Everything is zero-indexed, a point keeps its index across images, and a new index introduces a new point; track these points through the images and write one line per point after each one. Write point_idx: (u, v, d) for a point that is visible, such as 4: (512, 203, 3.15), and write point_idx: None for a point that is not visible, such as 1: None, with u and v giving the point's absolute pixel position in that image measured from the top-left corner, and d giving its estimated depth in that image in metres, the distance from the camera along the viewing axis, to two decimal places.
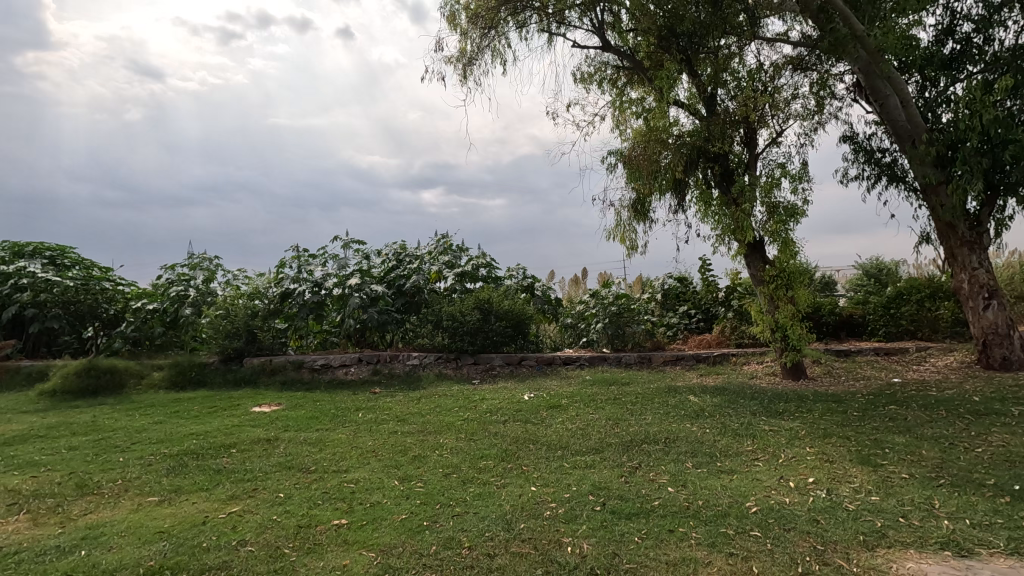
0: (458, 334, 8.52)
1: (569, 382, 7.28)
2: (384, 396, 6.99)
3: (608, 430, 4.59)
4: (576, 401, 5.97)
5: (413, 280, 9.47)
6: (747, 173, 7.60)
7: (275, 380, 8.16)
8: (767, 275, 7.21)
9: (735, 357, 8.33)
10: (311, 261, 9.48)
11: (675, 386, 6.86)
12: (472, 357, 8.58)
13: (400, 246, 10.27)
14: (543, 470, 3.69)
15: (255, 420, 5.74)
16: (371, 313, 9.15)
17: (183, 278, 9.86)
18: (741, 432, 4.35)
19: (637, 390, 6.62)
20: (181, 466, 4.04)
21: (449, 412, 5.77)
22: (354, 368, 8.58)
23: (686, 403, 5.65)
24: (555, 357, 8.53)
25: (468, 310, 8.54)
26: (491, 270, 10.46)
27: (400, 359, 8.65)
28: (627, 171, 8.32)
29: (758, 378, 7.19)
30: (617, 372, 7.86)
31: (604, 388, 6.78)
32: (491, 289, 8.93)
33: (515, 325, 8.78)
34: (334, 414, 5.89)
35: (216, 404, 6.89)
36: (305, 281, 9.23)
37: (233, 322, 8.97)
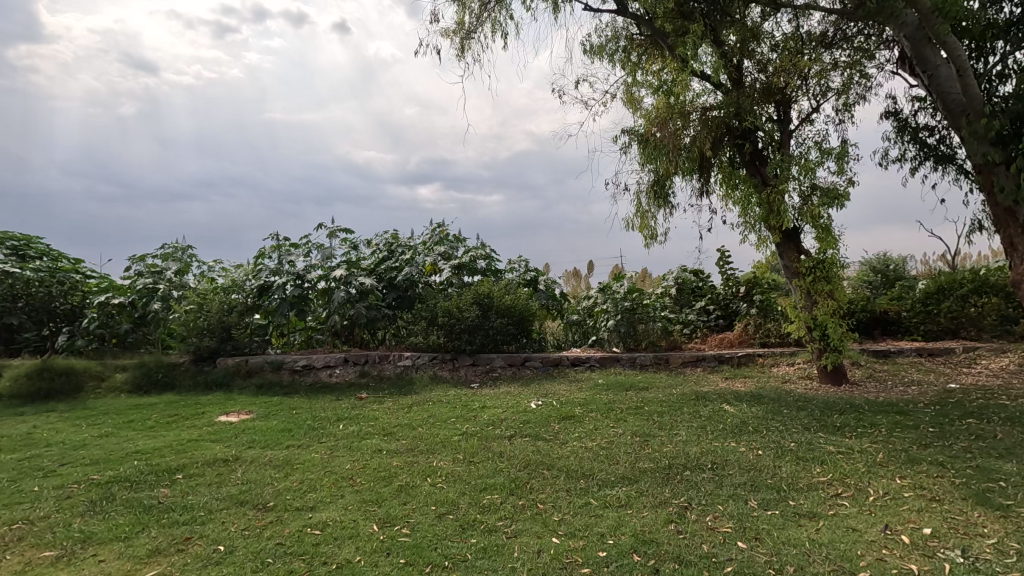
0: (455, 332, 7.67)
1: (581, 388, 6.47)
2: (372, 403, 6.17)
3: (638, 451, 3.78)
4: (591, 411, 5.17)
5: (405, 272, 8.61)
6: (780, 152, 6.76)
7: (251, 384, 7.31)
8: (803, 266, 6.39)
9: (762, 358, 7.54)
10: (293, 251, 8.59)
11: (702, 392, 6.06)
12: (471, 358, 7.76)
13: (391, 236, 9.41)
14: (564, 511, 2.87)
15: (218, 434, 4.91)
16: (359, 309, 8.30)
17: (153, 270, 8.95)
18: (803, 455, 3.53)
19: (660, 397, 5.82)
20: (103, 502, 3.20)
21: (445, 424, 4.96)
22: (340, 369, 7.75)
23: (721, 413, 4.86)
24: (563, 358, 7.72)
25: (466, 306, 7.68)
26: (491, 262, 9.64)
27: (391, 360, 7.82)
28: (643, 151, 7.48)
29: (793, 383, 6.40)
30: (632, 376, 7.05)
31: (622, 394, 5.97)
32: (492, 283, 8.09)
33: (517, 323, 7.95)
34: (311, 425, 5.07)
35: (179, 411, 6.05)
36: (286, 273, 8.35)
37: (206, 319, 8.10)
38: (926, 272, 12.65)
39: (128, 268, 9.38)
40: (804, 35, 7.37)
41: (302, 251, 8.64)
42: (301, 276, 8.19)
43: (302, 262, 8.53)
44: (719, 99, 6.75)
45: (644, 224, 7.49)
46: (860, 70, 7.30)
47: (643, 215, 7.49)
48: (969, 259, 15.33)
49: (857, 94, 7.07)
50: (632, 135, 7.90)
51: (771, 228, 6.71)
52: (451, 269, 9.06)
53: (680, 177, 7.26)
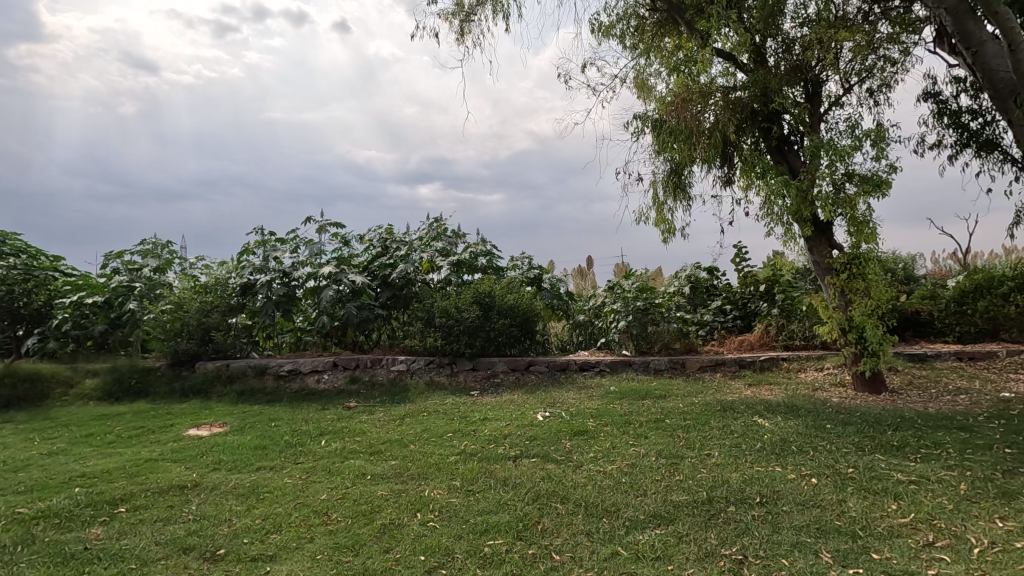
0: (453, 334, 7.07)
1: (592, 397, 5.87)
2: (361, 413, 5.57)
3: (668, 480, 3.20)
4: (607, 425, 4.58)
5: (401, 269, 8.01)
6: (810, 136, 6.14)
7: (231, 391, 6.72)
8: (837, 262, 5.78)
9: (787, 363, 6.94)
10: (279, 247, 7.95)
11: (727, 401, 5.46)
12: (470, 363, 7.15)
13: (386, 231, 8.82)
14: (586, 567, 2.28)
15: (181, 453, 4.31)
16: (349, 309, 7.69)
17: (130, 267, 8.35)
18: (870, 486, 2.94)
19: (682, 407, 5.22)
20: (17, 549, 2.62)
21: (441, 440, 4.37)
22: (328, 375, 7.14)
23: (755, 429, 4.26)
24: (571, 362, 7.12)
25: (465, 305, 7.07)
26: (492, 259, 9.06)
27: (383, 365, 7.22)
28: (658, 138, 6.88)
29: (825, 392, 5.81)
30: (648, 383, 6.45)
31: (639, 405, 5.38)
32: (493, 281, 7.49)
33: (521, 324, 7.36)
34: (289, 441, 4.48)
35: (146, 423, 5.46)
36: (271, 271, 7.74)
37: (183, 320, 7.48)
38: (937, 271, 11.73)
39: (105, 265, 8.78)
40: (833, 11, 6.77)
41: (288, 247, 8.02)
42: (288, 274, 7.58)
43: (289, 259, 7.91)
44: (744, 79, 6.14)
45: (661, 218, 6.99)
46: (894, 48, 6.71)
47: (659, 208, 6.92)
48: (982, 257, 14.79)
49: (893, 74, 6.46)
50: (645, 121, 7.29)
51: (800, 220, 6.08)
52: (450, 266, 8.47)
53: (699, 166, 6.66)
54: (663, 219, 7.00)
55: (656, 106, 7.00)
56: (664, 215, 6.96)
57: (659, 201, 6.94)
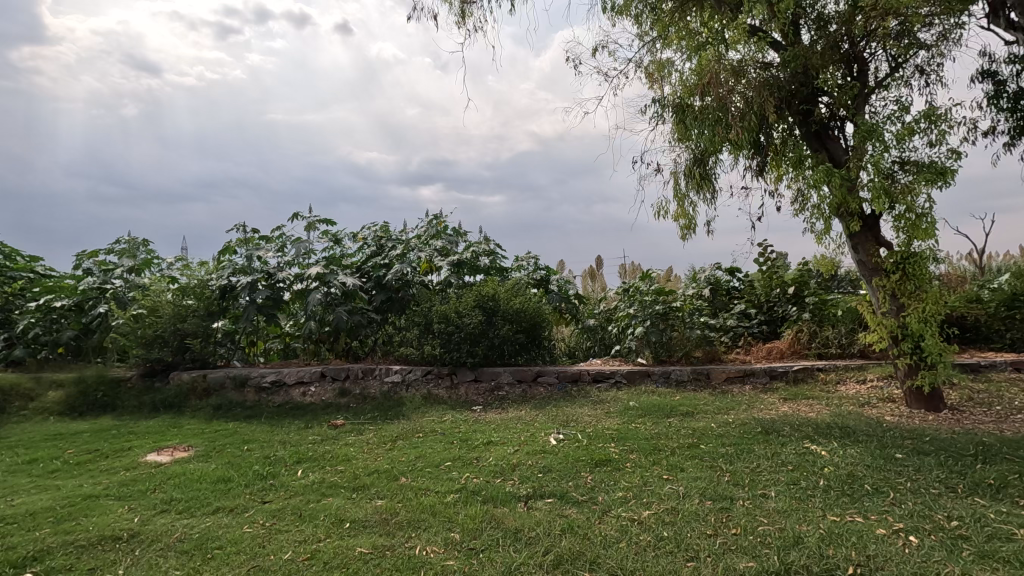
0: (454, 342, 6.39)
1: (609, 415, 5.20)
2: (349, 434, 4.91)
3: (725, 539, 2.52)
4: (632, 453, 3.92)
5: (397, 270, 7.35)
6: (854, 120, 5.45)
7: (206, 405, 6.05)
8: (888, 261, 5.10)
9: (823, 374, 6.27)
10: (263, 245, 7.27)
11: (766, 420, 4.79)
12: (472, 373, 6.47)
13: (382, 229, 8.17)
14: None
15: (131, 487, 3.64)
16: (340, 314, 7.02)
17: (103, 267, 7.69)
18: (995, 554, 2.26)
19: (716, 429, 4.54)
20: None
21: (439, 472, 3.71)
22: (315, 387, 6.47)
23: (811, 459, 3.58)
24: (584, 373, 6.44)
25: (466, 310, 6.40)
26: (496, 259, 8.41)
27: (377, 376, 6.55)
28: (681, 125, 6.21)
29: (875, 409, 5.13)
30: (671, 398, 5.77)
31: (666, 427, 4.70)
32: (497, 283, 6.83)
33: (527, 330, 6.70)
34: (260, 472, 3.81)
35: (103, 444, 4.79)
36: (255, 272, 7.06)
37: (157, 326, 6.80)
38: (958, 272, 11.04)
39: (77, 265, 8.11)
40: None
41: (274, 246, 7.34)
42: (273, 275, 6.91)
43: (274, 258, 7.23)
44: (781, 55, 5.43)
45: (683, 213, 6.32)
46: (944, 23, 6.02)
47: (681, 201, 6.24)
48: (1001, 257, 14.20)
49: (945, 52, 5.78)
50: (666, 107, 6.62)
51: (844, 214, 5.40)
52: (450, 266, 7.84)
53: (727, 154, 5.98)
54: (684, 214, 6.33)
55: (679, 89, 6.33)
56: (687, 210, 6.29)
57: (680, 194, 6.27)
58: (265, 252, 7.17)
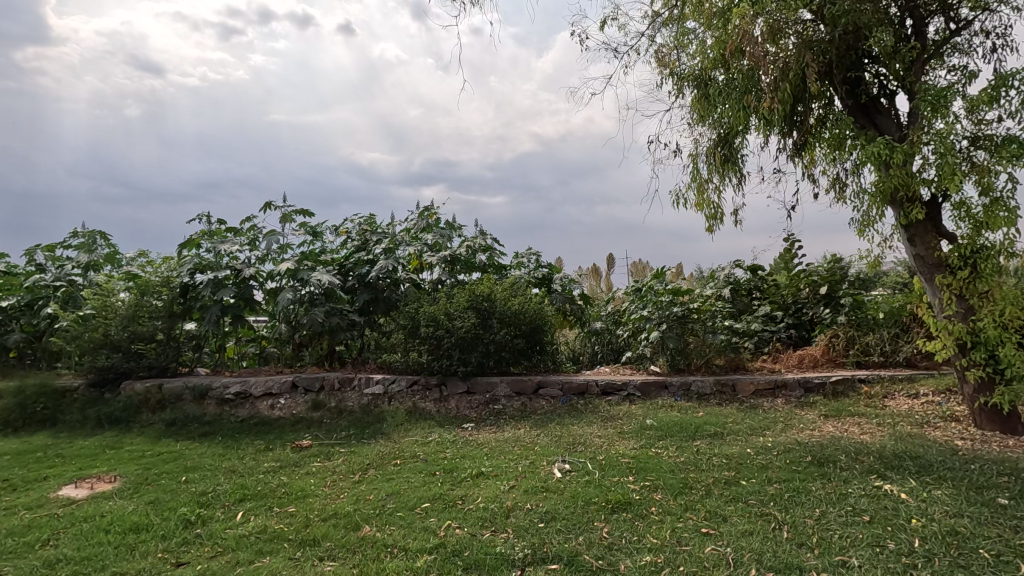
0: (443, 348, 5.61)
1: (622, 437, 4.41)
2: (314, 460, 4.12)
3: None
4: (656, 493, 3.12)
5: (381, 266, 6.58)
6: (914, 88, 4.61)
7: (158, 420, 5.28)
8: (954, 256, 4.31)
9: (866, 387, 5.48)
10: (230, 238, 6.43)
11: (813, 445, 3.99)
12: (464, 385, 5.68)
13: (366, 222, 7.40)
14: None
15: (17, 538, 2.85)
16: (316, 315, 6.23)
17: (56, 263, 6.92)
18: None
19: (754, 457, 3.74)
20: None
21: (413, 519, 2.92)
22: (286, 400, 5.69)
23: (891, 505, 2.78)
24: (591, 385, 5.65)
25: (458, 311, 5.62)
26: (493, 255, 7.65)
27: (355, 387, 5.76)
28: (705, 100, 5.43)
29: (939, 430, 4.34)
30: (693, 416, 4.97)
31: (692, 454, 3.89)
32: (493, 282, 6.05)
33: (527, 335, 5.92)
34: (188, 516, 3.02)
35: (18, 472, 4.00)
36: (221, 268, 6.24)
37: (106, 329, 5.99)
38: None
39: (29, 260, 7.33)
40: None
41: (244, 239, 6.50)
42: (241, 272, 6.08)
43: (243, 252, 6.40)
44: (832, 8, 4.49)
45: (705, 201, 5.54)
46: None
47: (702, 188, 5.45)
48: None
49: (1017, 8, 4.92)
50: (685, 81, 5.83)
51: (899, 201, 4.60)
52: (442, 262, 7.08)
53: (757, 132, 5.18)
54: (706, 203, 5.54)
55: (701, 60, 5.54)
56: (709, 199, 5.51)
57: (702, 179, 5.47)
58: (233, 245, 6.33)
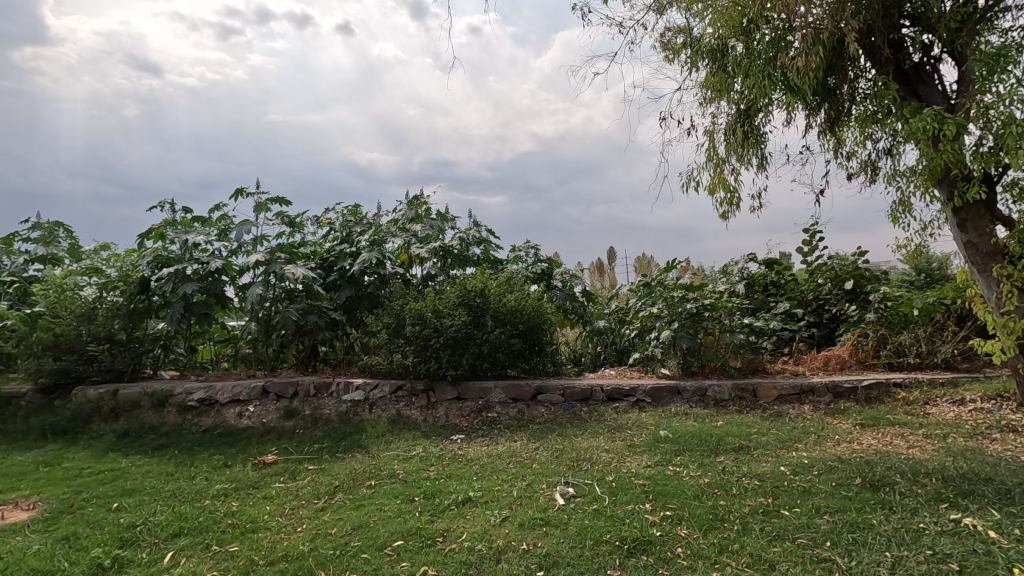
0: (431, 350, 5.04)
1: (633, 453, 3.84)
2: (276, 481, 3.54)
3: None
4: (681, 528, 2.55)
5: (364, 258, 6.00)
6: (967, 51, 4.03)
7: (110, 431, 4.69)
8: (1015, 243, 3.75)
9: (903, 392, 4.91)
10: (197, 227, 5.80)
11: (858, 462, 3.42)
12: (454, 390, 5.10)
13: (351, 212, 6.84)
14: None
15: None
16: (292, 312, 5.64)
17: (11, 256, 6.33)
18: None
19: (792, 478, 3.17)
20: None
21: (380, 565, 2.33)
22: (256, 407, 5.09)
23: (982, 549, 2.20)
24: (596, 390, 5.07)
25: (447, 309, 5.05)
26: (489, 249, 7.08)
27: (333, 393, 5.18)
28: (724, 72, 4.85)
29: (999, 444, 3.77)
30: (711, 426, 4.40)
31: (716, 474, 3.31)
32: (487, 276, 5.49)
33: (524, 334, 5.36)
34: (102, 559, 2.43)
35: None
36: (187, 260, 5.61)
37: (57, 329, 5.39)
38: None
39: None
40: None
41: (214, 228, 5.87)
42: (208, 265, 5.46)
43: (212, 243, 5.77)
44: None
45: (720, 184, 4.97)
46: None
47: (718, 168, 4.87)
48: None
49: None
50: (700, 53, 5.25)
51: (948, 181, 4.03)
52: (432, 255, 6.52)
53: (783, 106, 4.61)
54: (723, 185, 4.95)
55: (718, 27, 4.96)
56: (726, 181, 4.94)
57: (718, 159, 4.90)
58: (201, 235, 5.70)
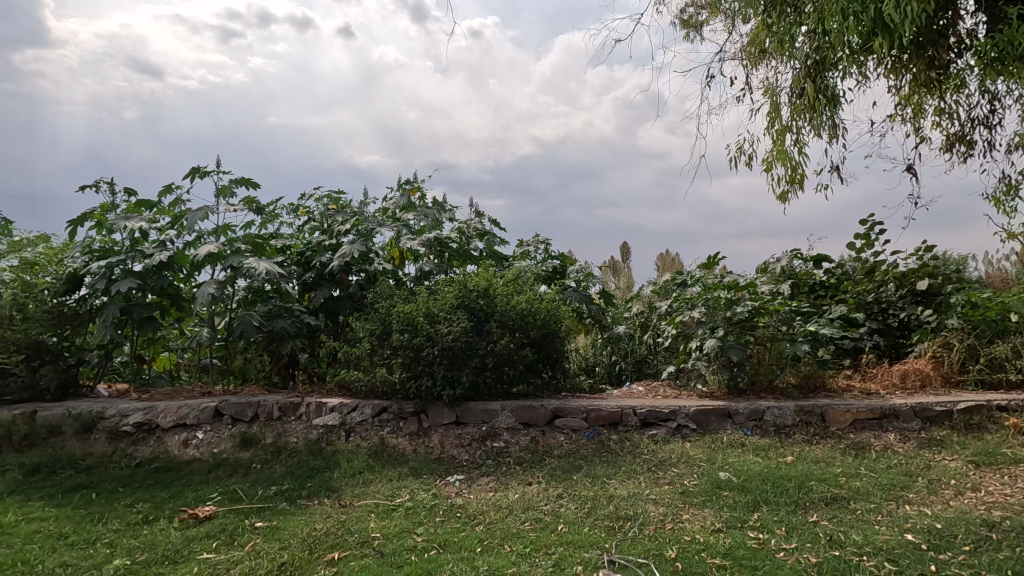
0: (423, 363, 4.09)
1: (690, 506, 2.88)
2: (203, 551, 2.57)
3: None
4: None
5: (344, 252, 5.05)
6: None
7: (17, 466, 3.72)
8: None
9: (1011, 418, 3.95)
10: (143, 214, 4.83)
11: (1015, 529, 2.45)
12: (451, 413, 4.12)
13: (332, 200, 5.87)
14: None
15: None
16: (254, 317, 4.67)
17: None
18: None
19: (936, 559, 2.20)
20: None
21: None
22: (205, 433, 4.12)
23: None
24: (627, 413, 4.12)
25: (444, 312, 4.14)
26: (493, 243, 6.13)
27: (302, 416, 4.20)
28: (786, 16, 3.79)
29: None
30: (780, 464, 3.43)
31: (821, 547, 2.35)
32: (492, 274, 4.57)
33: (537, 343, 4.42)
34: None
35: None
36: (130, 254, 4.62)
37: None
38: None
39: None
40: None
41: (166, 215, 4.86)
42: (154, 258, 4.48)
43: (160, 233, 4.80)
44: None
45: (780, 157, 3.91)
46: None
47: (780, 137, 3.89)
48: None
49: None
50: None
51: None
52: (426, 249, 5.56)
53: (869, 56, 3.61)
54: (791, 155, 3.89)
55: None
56: (787, 154, 3.88)
57: (780, 125, 3.90)
58: (148, 223, 4.70)
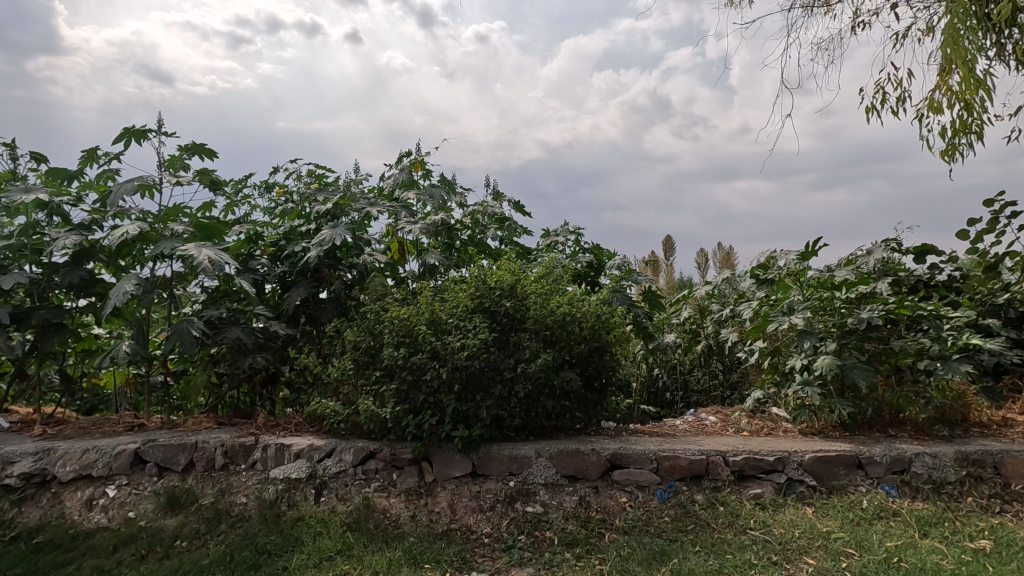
0: (427, 390, 2.89)
1: None
2: None
3: None
4: None
5: (325, 239, 3.85)
6: None
7: None
8: None
9: None
10: (58, 187, 3.66)
11: None
12: (465, 462, 2.91)
13: (315, 177, 4.70)
14: None
15: None
16: (196, 325, 3.30)
17: None
18: None
19: None
20: None
21: None
22: (119, 489, 2.92)
23: None
24: (716, 462, 2.90)
25: (455, 320, 2.97)
26: (514, 232, 4.94)
27: (256, 465, 2.98)
28: None
29: None
30: (977, 558, 2.21)
31: None
32: (519, 267, 3.40)
33: (582, 362, 3.22)
34: None
35: None
36: (33, 239, 3.46)
37: None
38: None
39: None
40: None
41: (92, 191, 3.73)
42: (59, 242, 3.30)
43: (78, 212, 3.61)
44: None
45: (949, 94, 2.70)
46: None
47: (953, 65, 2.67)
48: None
49: None
50: None
51: None
52: (432, 237, 4.36)
53: None
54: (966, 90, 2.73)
55: None
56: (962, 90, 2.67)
57: (952, 50, 2.68)
58: (61, 199, 3.55)
